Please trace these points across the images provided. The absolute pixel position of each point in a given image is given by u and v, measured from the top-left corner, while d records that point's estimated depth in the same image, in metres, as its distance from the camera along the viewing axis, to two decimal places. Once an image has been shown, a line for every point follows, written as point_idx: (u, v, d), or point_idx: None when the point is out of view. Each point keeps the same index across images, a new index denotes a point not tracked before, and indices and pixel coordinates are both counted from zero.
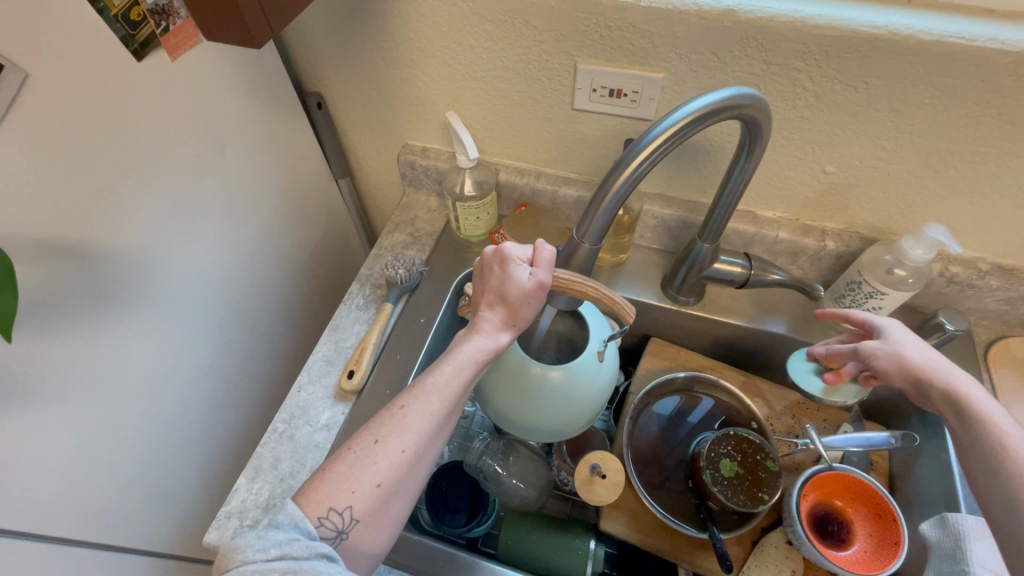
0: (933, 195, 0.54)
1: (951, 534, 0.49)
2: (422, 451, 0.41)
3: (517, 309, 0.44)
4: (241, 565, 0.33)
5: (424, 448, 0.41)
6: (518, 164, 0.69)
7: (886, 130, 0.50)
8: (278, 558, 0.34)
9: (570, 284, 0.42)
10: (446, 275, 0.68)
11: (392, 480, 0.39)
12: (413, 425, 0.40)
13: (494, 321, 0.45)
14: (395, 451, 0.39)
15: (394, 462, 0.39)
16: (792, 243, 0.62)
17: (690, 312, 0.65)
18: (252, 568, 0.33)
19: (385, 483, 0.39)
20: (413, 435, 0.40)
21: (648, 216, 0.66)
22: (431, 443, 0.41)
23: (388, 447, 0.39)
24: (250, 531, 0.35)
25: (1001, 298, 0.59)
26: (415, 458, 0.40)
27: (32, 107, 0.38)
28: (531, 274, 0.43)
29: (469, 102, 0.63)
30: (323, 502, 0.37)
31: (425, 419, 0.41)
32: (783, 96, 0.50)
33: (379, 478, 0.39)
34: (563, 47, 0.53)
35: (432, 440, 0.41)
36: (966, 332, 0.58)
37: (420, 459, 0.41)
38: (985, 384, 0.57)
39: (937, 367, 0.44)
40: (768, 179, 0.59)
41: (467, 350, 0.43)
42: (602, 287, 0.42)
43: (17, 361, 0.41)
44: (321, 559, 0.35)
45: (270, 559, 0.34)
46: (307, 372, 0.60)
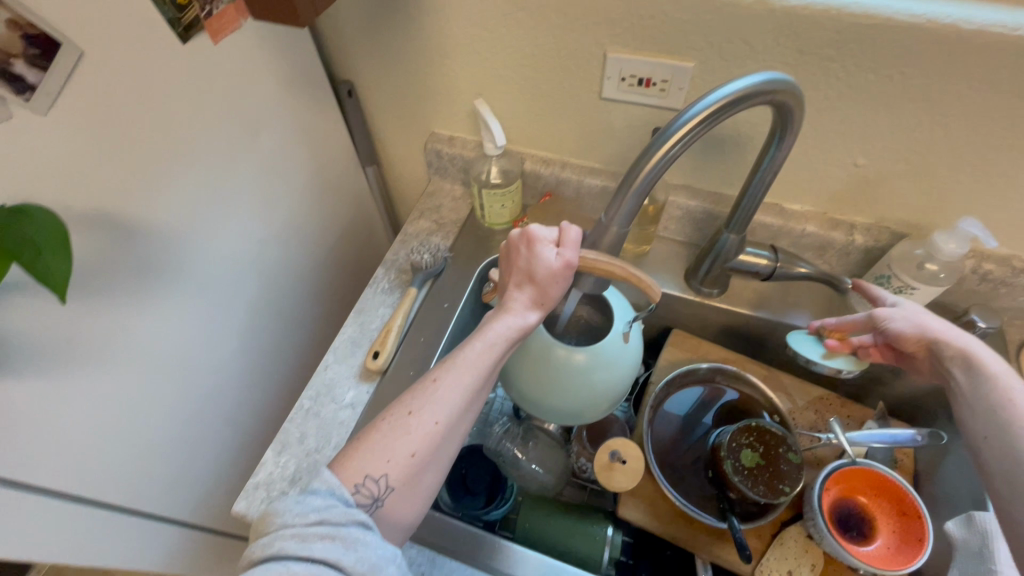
0: (969, 189, 0.53)
1: (978, 533, 0.49)
2: (454, 424, 0.42)
3: (545, 288, 0.45)
4: (280, 528, 0.35)
5: (456, 420, 0.42)
6: (543, 153, 0.69)
7: (921, 122, 0.49)
8: (317, 523, 0.35)
9: (598, 265, 0.43)
10: (469, 262, 0.69)
11: (426, 450, 0.40)
12: (446, 398, 0.41)
13: (524, 300, 0.46)
14: (429, 423, 0.41)
15: (427, 432, 0.40)
16: (819, 236, 0.61)
17: (713, 304, 0.65)
18: (292, 531, 0.34)
19: (419, 453, 0.40)
20: (446, 407, 0.41)
21: (673, 207, 0.66)
22: (463, 416, 0.42)
23: (421, 418, 0.41)
24: (288, 497, 0.36)
25: None
26: (448, 430, 0.41)
27: (86, 85, 0.40)
28: (558, 253, 0.44)
29: (497, 90, 0.64)
30: (359, 470, 0.38)
31: (457, 392, 0.42)
32: (815, 86, 0.50)
33: (414, 448, 0.40)
34: (593, 35, 0.54)
35: (464, 414, 0.42)
36: (998, 330, 0.57)
37: (452, 432, 0.42)
38: None
39: (952, 336, 0.47)
40: (797, 171, 0.58)
41: (496, 327, 0.44)
42: (630, 267, 0.43)
43: (64, 329, 0.43)
44: (358, 526, 0.36)
45: (309, 523, 0.35)
46: (333, 352, 0.62)
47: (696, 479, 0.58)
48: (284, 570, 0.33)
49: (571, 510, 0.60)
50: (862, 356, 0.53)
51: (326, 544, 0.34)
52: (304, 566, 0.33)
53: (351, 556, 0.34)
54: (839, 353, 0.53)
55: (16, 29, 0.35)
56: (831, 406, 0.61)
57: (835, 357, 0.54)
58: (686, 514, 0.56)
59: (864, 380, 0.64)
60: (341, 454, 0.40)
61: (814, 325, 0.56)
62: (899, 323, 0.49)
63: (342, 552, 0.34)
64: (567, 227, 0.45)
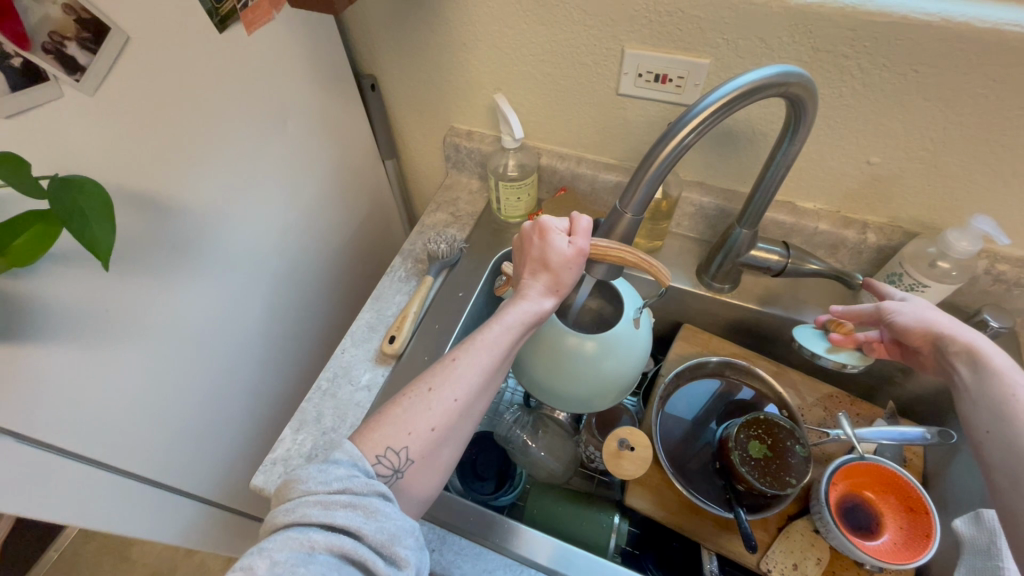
0: (982, 188, 0.53)
1: (985, 531, 0.49)
2: (472, 402, 0.43)
3: (558, 276, 0.46)
4: (304, 494, 0.36)
5: (474, 398, 0.43)
6: (559, 149, 0.71)
7: (935, 120, 0.50)
8: (339, 492, 0.36)
9: (611, 253, 0.44)
10: (484, 253, 0.71)
11: (445, 425, 0.42)
12: (465, 376, 0.43)
13: (539, 287, 0.47)
14: (448, 400, 0.42)
15: (447, 409, 0.42)
16: (832, 235, 0.62)
17: (724, 299, 0.65)
18: (315, 498, 0.35)
19: (439, 428, 0.41)
20: (465, 386, 0.42)
21: (686, 204, 0.67)
22: (480, 395, 0.44)
23: (441, 395, 0.42)
24: (311, 465, 0.37)
25: None
26: (466, 408, 0.43)
27: (129, 68, 0.42)
28: (570, 242, 0.45)
29: (517, 85, 0.65)
30: (380, 442, 0.40)
31: (475, 372, 0.43)
32: (830, 83, 0.51)
33: (433, 423, 0.41)
34: (612, 31, 0.55)
35: (482, 392, 0.44)
36: (1011, 331, 0.57)
37: (470, 410, 0.43)
38: None
39: (958, 329, 0.47)
40: (810, 168, 0.59)
41: (514, 311, 0.45)
42: (641, 254, 0.44)
43: (100, 300, 0.45)
44: (379, 497, 0.37)
45: (332, 491, 0.36)
46: (350, 336, 0.63)
47: (704, 471, 0.59)
48: (307, 535, 0.34)
49: (578, 499, 0.61)
50: (867, 352, 0.54)
51: (348, 512, 0.35)
52: (326, 533, 0.34)
53: (372, 525, 0.35)
54: (844, 347, 0.54)
55: (70, 13, 0.37)
56: (840, 403, 0.62)
57: (839, 352, 0.54)
58: (693, 505, 0.56)
59: (874, 379, 0.64)
60: (362, 428, 0.42)
61: (821, 318, 0.57)
62: (905, 315, 0.50)
63: (363, 521, 0.35)
64: (579, 217, 0.46)
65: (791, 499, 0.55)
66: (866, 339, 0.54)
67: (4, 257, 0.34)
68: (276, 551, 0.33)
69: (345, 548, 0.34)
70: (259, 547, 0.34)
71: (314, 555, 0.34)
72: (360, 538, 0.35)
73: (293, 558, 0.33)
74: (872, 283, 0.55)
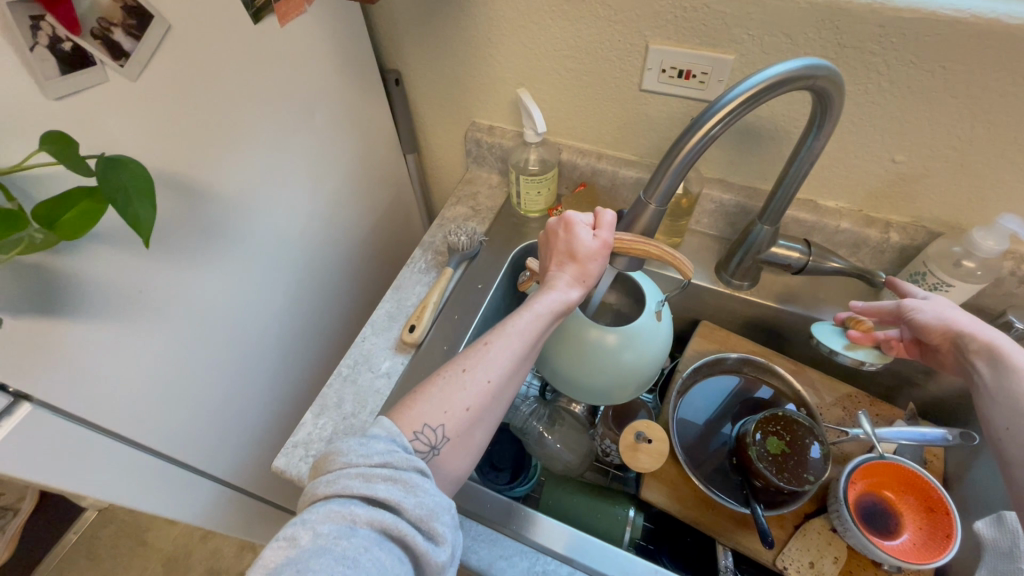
0: (1010, 187, 0.53)
1: (1008, 533, 0.48)
2: (506, 383, 0.44)
3: (584, 267, 0.46)
4: (345, 467, 0.36)
5: (508, 380, 0.44)
6: (580, 145, 0.71)
7: (962, 118, 0.50)
8: (380, 465, 0.37)
9: (635, 246, 0.45)
10: (503, 246, 0.71)
11: (479, 406, 0.42)
12: (500, 358, 0.43)
13: (565, 278, 0.47)
14: (483, 380, 0.43)
15: (482, 390, 0.43)
16: (854, 233, 0.61)
17: (743, 297, 0.65)
18: (356, 472, 0.36)
19: (475, 408, 0.42)
20: (500, 367, 0.43)
21: (706, 201, 0.67)
22: (514, 377, 0.45)
23: (476, 376, 0.43)
24: (352, 439, 0.38)
25: None
26: (500, 389, 0.44)
27: (169, 54, 0.44)
28: (595, 235, 0.46)
29: (539, 81, 0.66)
30: (417, 420, 0.41)
31: (509, 354, 0.44)
32: (856, 80, 0.51)
33: (469, 402, 0.42)
34: (637, 26, 0.56)
35: (515, 375, 0.45)
36: None
37: (504, 391, 0.44)
38: None
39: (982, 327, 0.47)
40: (833, 166, 0.59)
41: (546, 299, 0.46)
42: (665, 247, 0.44)
43: (134, 280, 0.47)
44: (417, 473, 0.37)
45: (373, 465, 0.37)
46: (371, 325, 0.64)
47: (721, 466, 0.59)
48: (348, 509, 0.35)
49: (593, 491, 0.61)
50: (886, 351, 0.53)
51: (388, 486, 0.36)
52: (367, 507, 0.35)
53: (411, 500, 0.36)
54: (862, 345, 0.54)
55: (119, 1, 0.39)
56: (859, 403, 0.61)
57: (858, 349, 0.54)
58: (709, 500, 0.56)
59: (894, 380, 0.64)
60: (396, 408, 0.42)
61: (841, 315, 0.56)
62: (926, 313, 0.49)
63: (403, 495, 0.36)
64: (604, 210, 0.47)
65: (809, 496, 0.54)
66: (885, 337, 0.53)
67: (54, 232, 0.36)
68: (319, 524, 0.34)
69: (385, 522, 0.35)
70: (301, 519, 0.35)
71: (355, 529, 0.34)
72: (400, 513, 0.36)
73: (335, 531, 0.34)
74: (895, 280, 0.54)
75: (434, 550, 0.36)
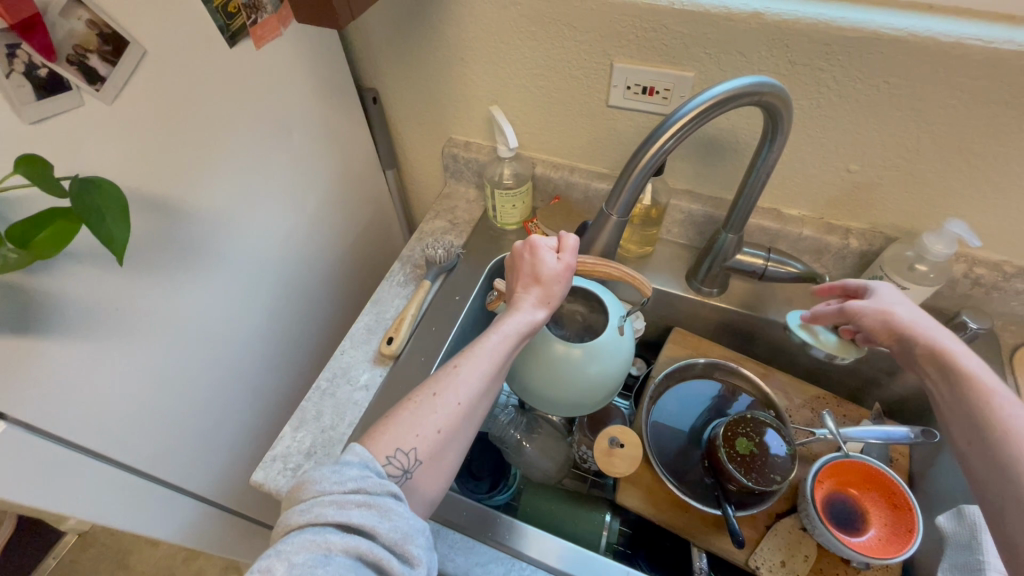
0: (958, 194, 0.55)
1: (968, 526, 0.49)
2: (478, 402, 0.45)
3: (549, 289, 0.48)
4: (319, 495, 0.37)
5: (480, 398, 0.45)
6: (553, 158, 0.73)
7: (908, 129, 0.52)
8: (354, 491, 0.38)
9: (597, 270, 0.50)
10: (481, 259, 0.73)
11: (450, 427, 0.44)
12: (470, 378, 0.45)
13: (531, 299, 0.48)
14: (454, 400, 0.44)
15: (453, 410, 0.44)
16: (816, 240, 0.64)
17: (713, 303, 0.67)
18: (330, 499, 0.37)
19: (447, 427, 0.43)
20: (471, 387, 0.45)
21: (675, 211, 0.69)
22: (485, 395, 0.46)
23: (446, 396, 0.44)
24: (324, 467, 0.39)
25: None
26: (472, 407, 0.45)
27: (145, 79, 0.45)
28: (558, 258, 0.48)
29: (512, 98, 0.68)
30: (388, 445, 0.42)
31: (479, 373, 0.45)
32: (808, 94, 0.54)
33: (441, 423, 0.43)
34: (601, 46, 0.58)
35: (486, 393, 0.46)
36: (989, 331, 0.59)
37: (475, 409, 0.45)
38: (1009, 385, 0.58)
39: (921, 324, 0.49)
40: (792, 176, 0.61)
41: (512, 320, 0.47)
42: (624, 269, 0.49)
43: (112, 298, 0.48)
44: (391, 497, 0.38)
45: (347, 491, 0.38)
46: (350, 338, 0.65)
47: (694, 467, 0.60)
48: (323, 537, 0.35)
49: (571, 497, 0.62)
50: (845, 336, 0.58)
51: (362, 512, 0.37)
52: (342, 535, 0.36)
53: (385, 524, 0.37)
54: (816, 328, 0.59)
55: (94, 28, 0.40)
56: (827, 404, 0.63)
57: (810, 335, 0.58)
58: (682, 502, 0.57)
59: (861, 381, 0.66)
60: (369, 434, 0.43)
61: (811, 291, 0.59)
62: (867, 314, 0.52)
63: (377, 520, 0.37)
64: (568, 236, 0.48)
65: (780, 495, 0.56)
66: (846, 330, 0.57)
67: (28, 250, 0.37)
68: (294, 555, 0.35)
69: (360, 549, 0.35)
70: (276, 550, 0.35)
71: (330, 557, 0.35)
72: (374, 537, 0.36)
73: (310, 560, 0.34)
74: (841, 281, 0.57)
75: (409, 573, 0.36)
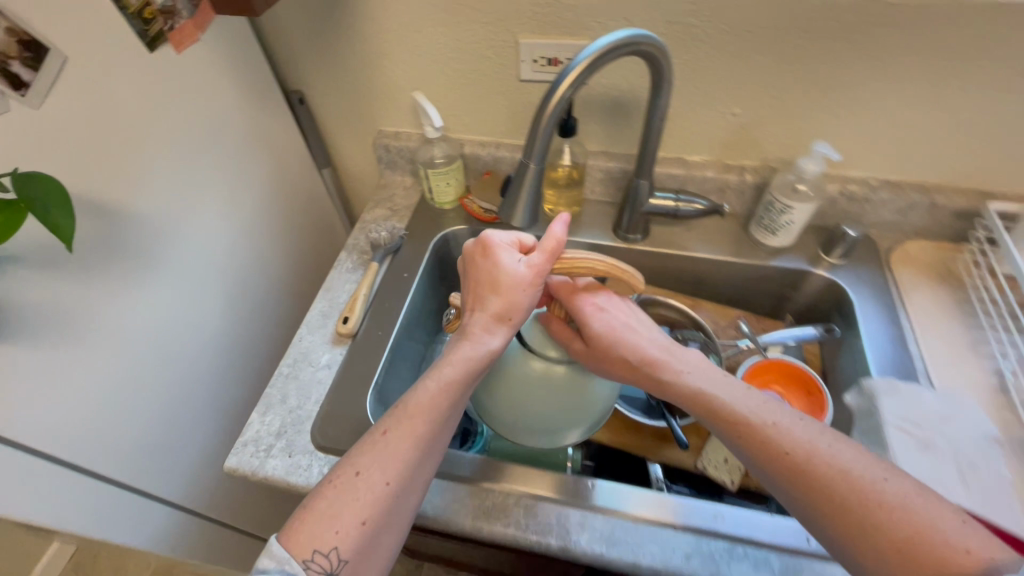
0: (822, 122, 0.65)
1: (867, 396, 0.58)
2: (411, 476, 0.43)
3: (509, 298, 0.48)
4: None
5: (413, 473, 0.43)
6: (479, 137, 0.79)
7: (773, 70, 0.61)
8: None
9: (577, 265, 0.48)
10: (423, 237, 0.77)
11: (376, 516, 0.41)
12: (400, 451, 0.43)
13: (482, 324, 0.49)
14: (383, 482, 0.42)
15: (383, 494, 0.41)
16: (717, 180, 0.72)
17: (639, 249, 0.74)
18: None
19: (378, 514, 0.41)
20: (401, 462, 0.42)
21: (595, 170, 0.76)
22: (419, 469, 0.44)
23: (375, 480, 0.42)
24: None
25: (893, 209, 0.69)
26: (405, 484, 0.43)
27: (69, 83, 0.47)
28: (519, 262, 0.49)
29: (432, 83, 0.73)
30: (308, 546, 0.39)
31: (408, 444, 0.43)
32: (687, 49, 0.62)
33: (370, 511, 0.41)
34: (505, 25, 0.64)
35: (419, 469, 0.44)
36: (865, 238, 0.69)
37: (408, 487, 0.43)
38: (888, 280, 0.68)
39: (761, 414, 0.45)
40: (688, 125, 0.69)
41: (456, 361, 0.47)
42: (609, 261, 0.48)
43: (59, 301, 0.48)
44: None
45: None
46: (306, 325, 0.68)
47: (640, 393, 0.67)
48: None
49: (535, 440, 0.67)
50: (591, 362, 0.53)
51: None
52: None
53: None
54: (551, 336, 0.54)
55: (13, 35, 0.42)
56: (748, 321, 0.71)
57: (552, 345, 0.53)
58: (633, 423, 0.64)
59: (773, 299, 0.74)
60: (287, 528, 0.40)
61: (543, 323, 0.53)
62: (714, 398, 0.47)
63: None
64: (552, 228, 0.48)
65: None
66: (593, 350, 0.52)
67: None
68: None
69: None
70: None
71: None
72: None
73: None
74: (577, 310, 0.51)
75: None
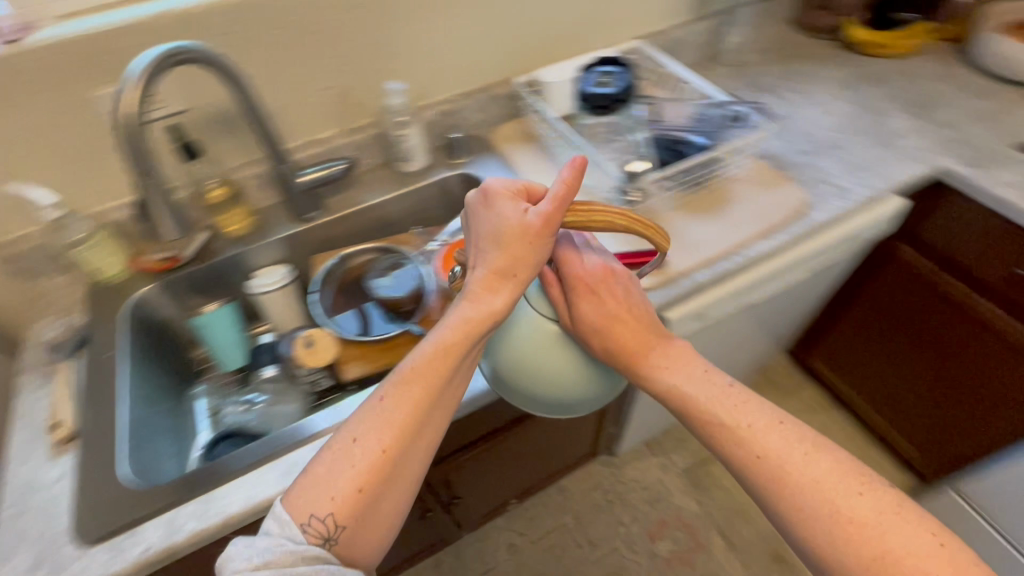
0: (389, 70, 0.84)
1: None
2: (392, 466, 0.46)
3: (519, 273, 0.52)
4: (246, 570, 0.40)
5: (400, 458, 0.47)
6: (117, 202, 0.78)
7: (326, 44, 0.77)
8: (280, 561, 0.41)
9: (596, 218, 0.52)
10: (113, 316, 0.73)
11: (371, 483, 0.45)
12: (393, 408, 0.47)
13: (489, 286, 0.52)
14: (353, 487, 0.45)
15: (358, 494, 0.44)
16: (349, 143, 0.86)
17: (325, 222, 0.85)
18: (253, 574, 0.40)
19: (342, 519, 0.44)
20: (366, 463, 0.45)
21: (249, 180, 0.83)
22: (405, 456, 0.47)
23: (351, 468, 0.45)
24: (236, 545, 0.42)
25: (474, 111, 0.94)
26: (392, 459, 0.46)
27: None
28: (535, 211, 0.51)
29: (26, 170, 0.69)
30: (305, 511, 0.44)
31: (407, 408, 0.48)
32: (250, 51, 0.73)
33: (340, 488, 0.45)
34: (66, 86, 0.66)
35: (407, 454, 0.47)
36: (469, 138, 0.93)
37: (400, 467, 0.47)
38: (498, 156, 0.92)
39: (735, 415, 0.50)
40: (298, 111, 0.81)
41: (465, 311, 0.51)
42: (627, 216, 0.52)
43: None
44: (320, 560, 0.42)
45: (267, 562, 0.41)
46: (13, 460, 0.60)
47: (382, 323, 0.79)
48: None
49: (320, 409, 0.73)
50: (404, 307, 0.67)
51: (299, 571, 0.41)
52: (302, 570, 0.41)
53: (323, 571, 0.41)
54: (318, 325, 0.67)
55: None
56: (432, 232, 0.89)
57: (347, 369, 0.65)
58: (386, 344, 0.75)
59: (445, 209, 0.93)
60: (289, 494, 0.45)
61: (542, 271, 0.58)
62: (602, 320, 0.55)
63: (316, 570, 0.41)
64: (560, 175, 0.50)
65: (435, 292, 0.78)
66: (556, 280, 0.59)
67: None
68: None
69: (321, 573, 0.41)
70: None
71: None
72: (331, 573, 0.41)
73: None
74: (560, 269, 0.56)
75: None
